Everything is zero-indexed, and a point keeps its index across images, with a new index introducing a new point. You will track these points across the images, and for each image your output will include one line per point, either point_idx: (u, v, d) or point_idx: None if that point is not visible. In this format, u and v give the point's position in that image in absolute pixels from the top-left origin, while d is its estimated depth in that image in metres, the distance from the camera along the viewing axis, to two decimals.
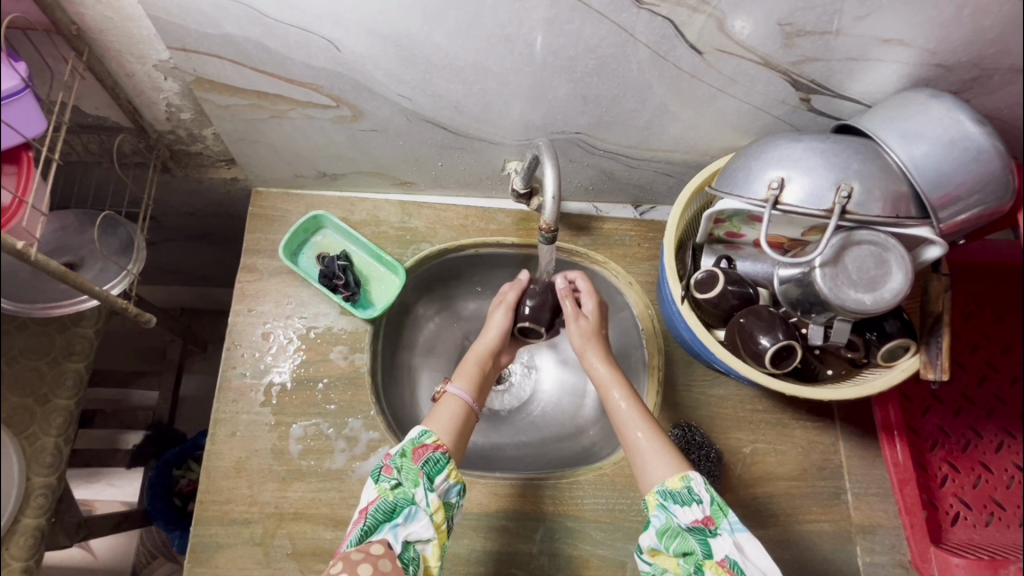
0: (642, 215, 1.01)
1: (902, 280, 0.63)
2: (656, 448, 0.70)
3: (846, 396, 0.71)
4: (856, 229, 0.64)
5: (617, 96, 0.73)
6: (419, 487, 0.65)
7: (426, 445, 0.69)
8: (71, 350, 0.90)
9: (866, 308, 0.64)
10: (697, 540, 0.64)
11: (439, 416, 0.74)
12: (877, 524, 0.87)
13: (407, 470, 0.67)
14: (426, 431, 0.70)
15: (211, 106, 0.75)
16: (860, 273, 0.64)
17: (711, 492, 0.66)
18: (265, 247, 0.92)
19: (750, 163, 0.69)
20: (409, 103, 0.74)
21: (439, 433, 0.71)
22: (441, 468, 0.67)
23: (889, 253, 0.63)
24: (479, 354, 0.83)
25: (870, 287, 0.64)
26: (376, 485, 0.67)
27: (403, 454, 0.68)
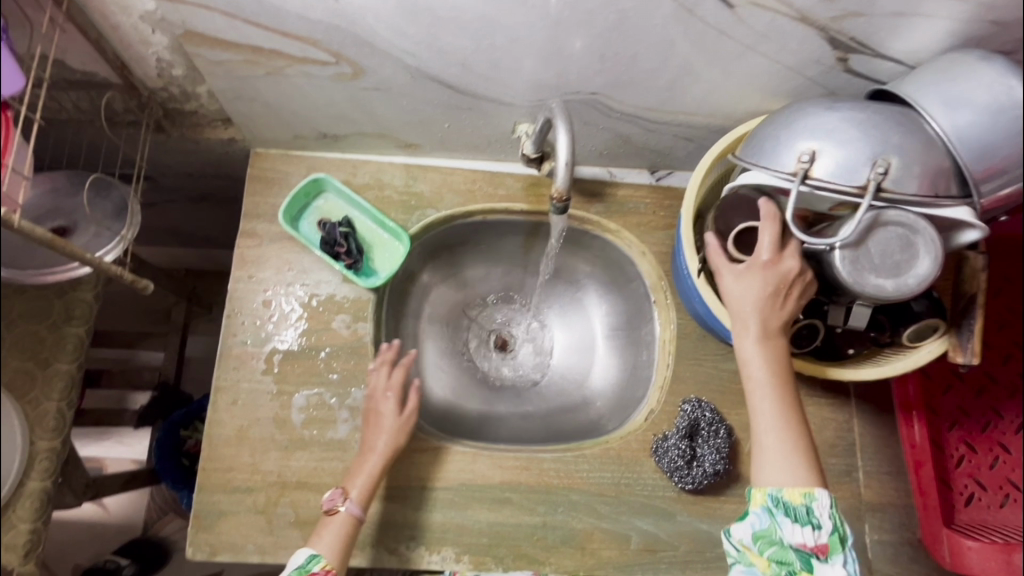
0: (659, 181, 0.97)
1: (930, 266, 0.60)
2: (786, 449, 0.62)
3: (866, 376, 0.69)
4: (887, 208, 0.60)
5: (638, 54, 0.68)
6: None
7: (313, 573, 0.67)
8: (70, 313, 0.88)
9: (890, 293, 0.61)
10: (799, 557, 0.60)
11: (326, 532, 0.72)
12: (889, 502, 0.85)
13: None
14: (314, 554, 0.69)
15: (203, 61, 0.70)
16: (884, 257, 0.61)
17: (833, 519, 0.61)
18: (265, 212, 0.89)
19: (779, 131, 0.64)
20: (414, 60, 0.69)
21: (325, 556, 0.69)
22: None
23: (918, 236, 0.60)
24: (382, 447, 0.76)
25: (893, 271, 0.61)
26: None
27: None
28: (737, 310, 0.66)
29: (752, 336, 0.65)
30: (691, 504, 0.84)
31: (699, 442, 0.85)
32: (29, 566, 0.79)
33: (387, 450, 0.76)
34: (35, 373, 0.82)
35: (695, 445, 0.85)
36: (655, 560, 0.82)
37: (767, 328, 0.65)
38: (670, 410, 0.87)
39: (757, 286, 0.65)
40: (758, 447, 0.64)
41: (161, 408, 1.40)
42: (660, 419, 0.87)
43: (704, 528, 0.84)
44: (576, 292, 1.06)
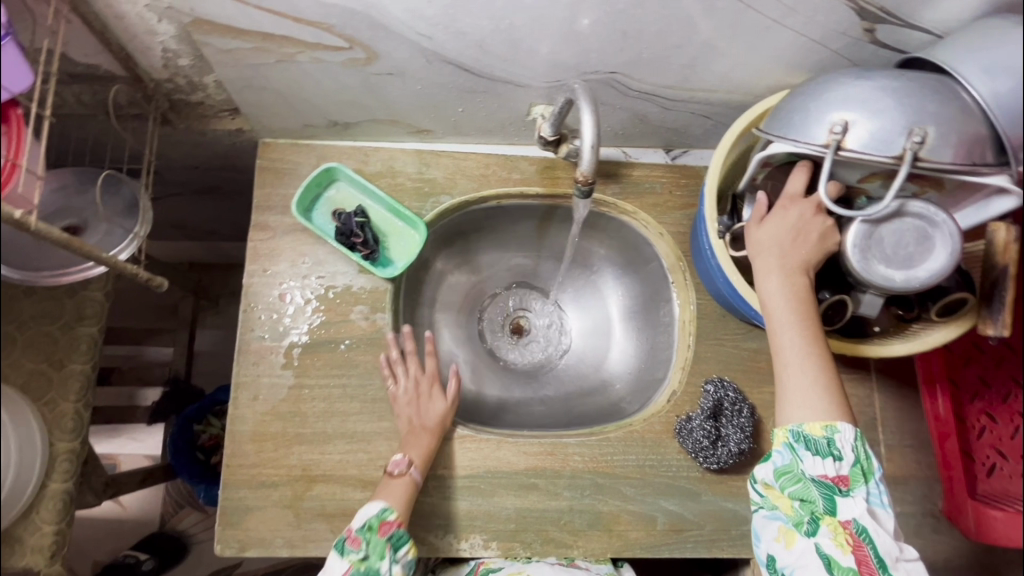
0: (674, 160, 0.96)
1: (944, 263, 0.60)
2: (808, 381, 0.62)
3: (896, 353, 0.69)
4: (911, 202, 0.60)
5: (661, 30, 0.66)
6: (384, 560, 0.69)
7: (388, 522, 0.71)
8: (82, 314, 0.87)
9: (898, 286, 0.62)
10: (822, 493, 0.61)
11: (390, 489, 0.74)
12: (911, 475, 0.87)
13: (373, 544, 0.69)
14: (388, 506, 0.72)
15: (212, 50, 0.68)
16: (897, 249, 0.61)
17: (855, 451, 0.61)
18: (277, 204, 0.87)
19: (809, 103, 0.63)
20: (429, 43, 0.67)
21: (397, 508, 0.72)
22: (404, 543, 0.71)
23: (935, 230, 0.60)
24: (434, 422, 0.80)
25: (905, 264, 0.61)
26: (342, 557, 0.69)
27: (368, 528, 0.70)
28: (759, 247, 0.67)
29: (774, 270, 0.65)
30: (715, 484, 0.84)
31: (723, 422, 0.84)
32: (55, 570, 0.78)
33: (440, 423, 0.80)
34: (50, 376, 0.82)
35: (719, 425, 0.84)
36: (682, 540, 0.83)
37: (788, 261, 0.65)
38: (693, 391, 0.87)
39: (779, 221, 0.66)
40: (780, 382, 0.64)
41: (172, 403, 1.39)
42: (683, 400, 0.86)
43: (729, 506, 0.84)
44: (591, 274, 1.06)
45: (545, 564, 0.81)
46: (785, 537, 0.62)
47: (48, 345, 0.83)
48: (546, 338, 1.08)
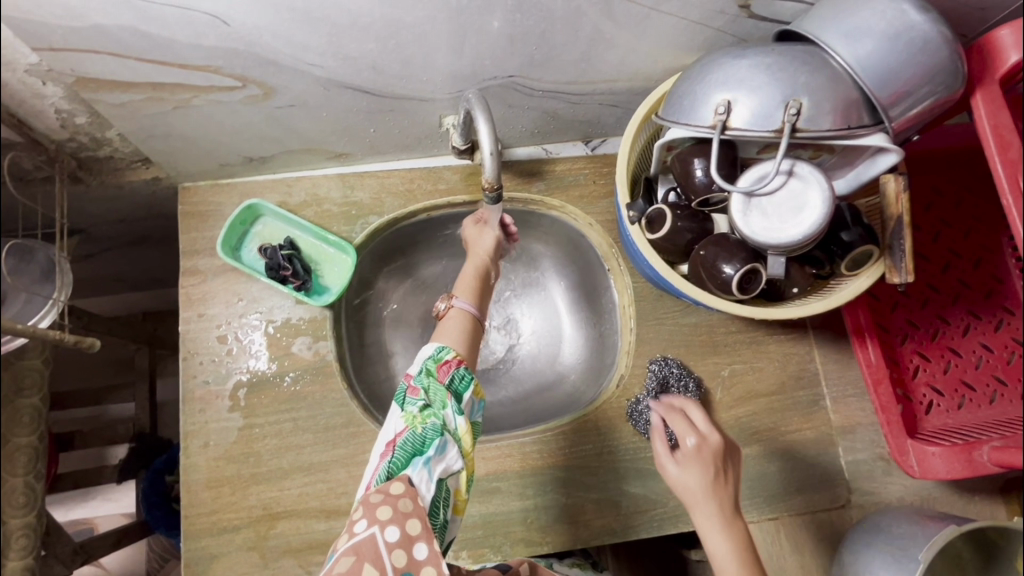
0: (594, 151, 0.97)
1: (821, 216, 0.61)
2: None
3: (814, 311, 0.70)
4: (790, 160, 0.62)
5: (545, 31, 0.67)
6: (447, 408, 0.64)
7: (448, 362, 0.68)
8: (22, 385, 0.84)
9: (783, 242, 0.62)
10: None
11: (446, 331, 0.74)
12: (857, 424, 0.90)
13: (434, 390, 0.65)
14: (443, 346, 0.69)
15: (106, 105, 0.67)
16: (776, 207, 0.62)
17: None
18: (204, 247, 0.87)
19: (694, 87, 0.65)
20: (322, 70, 0.67)
21: (454, 347, 0.70)
22: (467, 385, 0.67)
23: (812, 190, 0.61)
24: (474, 265, 0.83)
25: (785, 220, 0.62)
26: (401, 414, 0.64)
27: (428, 373, 0.67)
28: (692, 499, 0.66)
29: (715, 526, 0.64)
30: None
31: None
32: None
33: (481, 257, 0.83)
34: None
35: None
36: (647, 520, 0.85)
37: (726, 512, 0.64)
38: (639, 373, 0.89)
39: (699, 465, 0.67)
40: None
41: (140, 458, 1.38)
42: (631, 382, 0.89)
43: None
44: (534, 271, 1.07)
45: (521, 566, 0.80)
46: None
47: None
48: (499, 341, 1.06)
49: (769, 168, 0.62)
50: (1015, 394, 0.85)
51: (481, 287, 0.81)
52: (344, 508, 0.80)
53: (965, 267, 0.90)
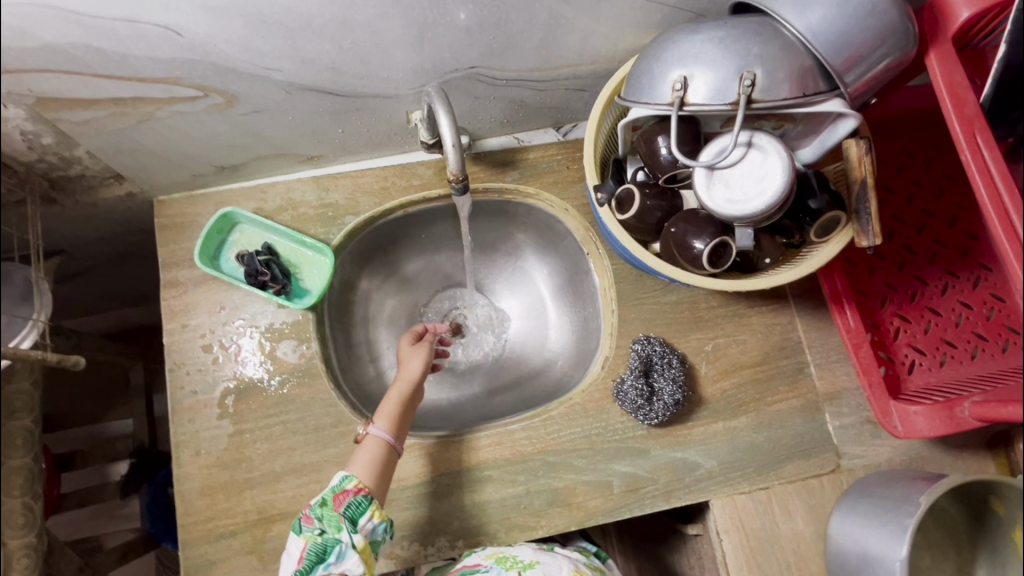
0: (566, 136, 0.97)
1: (783, 183, 0.61)
2: None
3: (787, 279, 0.71)
4: (749, 131, 0.62)
5: (501, 19, 0.67)
6: (341, 531, 0.70)
7: (347, 490, 0.72)
8: (12, 409, 0.85)
9: (748, 212, 0.62)
10: None
11: (360, 459, 0.76)
12: (842, 389, 0.91)
13: (328, 517, 0.71)
14: (347, 474, 0.74)
15: (70, 123, 0.68)
16: (739, 180, 0.63)
17: None
18: (183, 258, 0.87)
19: (651, 66, 0.65)
20: (282, 75, 0.68)
21: (359, 476, 0.74)
22: (362, 510, 0.71)
23: (771, 160, 0.62)
24: (400, 388, 0.83)
25: (748, 191, 0.62)
26: (299, 536, 0.70)
27: (323, 503, 0.72)
28: None
29: None
30: (661, 437, 0.88)
31: (656, 377, 0.88)
32: None
33: (405, 380, 0.83)
34: None
35: (652, 381, 0.87)
36: (640, 497, 0.86)
37: None
38: (623, 354, 0.90)
39: None
40: None
41: (141, 474, 1.39)
42: (616, 363, 0.89)
43: (678, 455, 0.87)
44: (516, 260, 1.08)
45: (524, 547, 0.79)
46: None
47: None
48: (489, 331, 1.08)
49: (728, 141, 0.63)
50: (996, 348, 0.84)
51: (403, 406, 0.81)
52: None
53: (940, 227, 0.90)
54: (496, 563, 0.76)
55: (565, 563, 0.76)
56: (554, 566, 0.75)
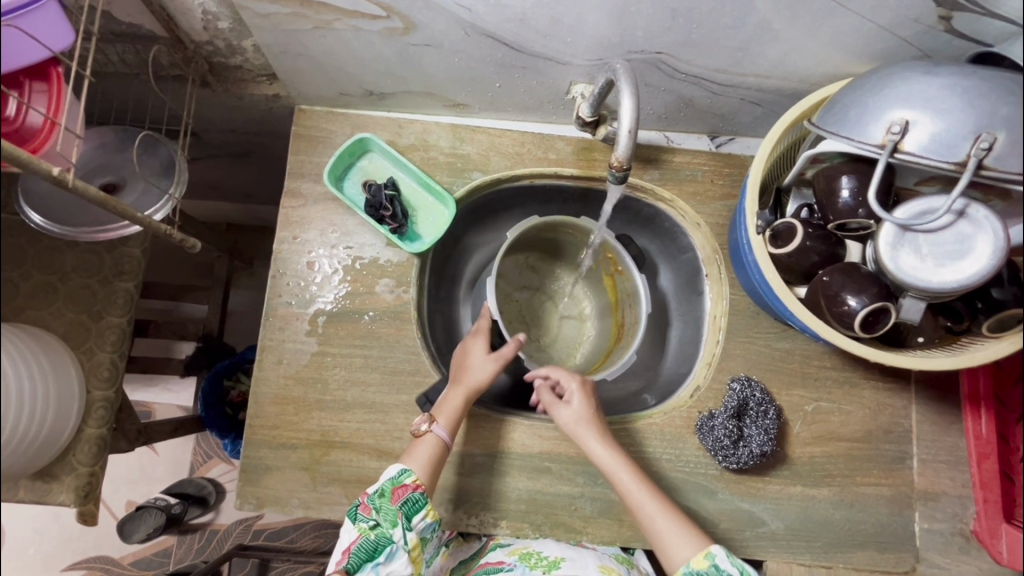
0: (718, 147, 0.91)
1: (986, 268, 0.54)
2: (676, 528, 0.72)
3: (938, 366, 0.64)
4: (964, 202, 0.54)
5: (714, 10, 0.62)
6: (396, 527, 0.69)
7: (405, 484, 0.71)
8: (120, 269, 0.92)
9: (931, 288, 0.57)
10: None
11: (415, 453, 0.74)
12: (941, 492, 0.84)
13: (386, 510, 0.70)
14: (404, 468, 0.72)
15: (251, 14, 0.67)
16: (932, 247, 0.56)
17: (738, 564, 0.68)
18: (309, 171, 0.87)
19: (866, 98, 0.59)
20: (469, 14, 0.65)
21: (417, 471, 0.72)
22: (418, 508, 0.70)
23: (976, 235, 0.55)
24: (467, 389, 0.78)
25: (940, 264, 0.56)
26: (355, 525, 0.69)
27: (382, 494, 0.71)
28: None
29: None
30: (733, 483, 0.83)
31: (747, 422, 0.82)
32: (89, 508, 0.87)
33: (472, 386, 0.79)
34: (89, 326, 0.89)
35: (742, 425, 0.82)
36: None
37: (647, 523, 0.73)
38: (718, 388, 0.85)
39: None
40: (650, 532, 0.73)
41: (206, 358, 1.43)
42: (707, 396, 0.85)
43: (745, 506, 0.82)
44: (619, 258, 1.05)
45: (550, 541, 0.82)
46: None
47: (87, 296, 0.89)
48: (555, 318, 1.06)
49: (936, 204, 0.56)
50: None
51: (465, 407, 0.78)
52: (397, 451, 0.82)
53: None
54: (520, 560, 0.80)
55: (591, 560, 0.80)
56: (580, 563, 0.79)
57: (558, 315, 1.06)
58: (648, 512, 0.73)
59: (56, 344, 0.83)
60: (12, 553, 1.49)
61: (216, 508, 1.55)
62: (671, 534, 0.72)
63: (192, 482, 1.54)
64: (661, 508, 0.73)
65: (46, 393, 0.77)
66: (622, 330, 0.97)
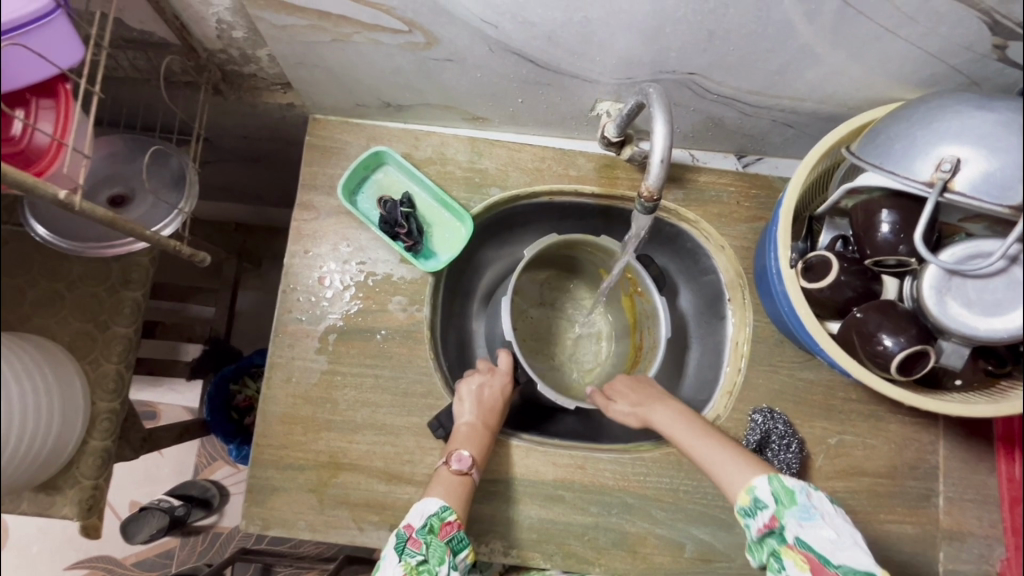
0: (745, 167, 0.88)
1: None
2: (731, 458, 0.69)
3: (978, 412, 0.61)
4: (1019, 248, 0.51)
5: (753, 33, 0.59)
6: (443, 564, 0.68)
7: (451, 522, 0.70)
8: (128, 277, 0.88)
9: (976, 334, 0.55)
10: (775, 538, 0.64)
11: (437, 484, 0.73)
12: (968, 532, 0.81)
13: (434, 547, 0.68)
14: (447, 504, 0.71)
15: (268, 26, 0.64)
16: (981, 293, 0.54)
17: (774, 491, 0.63)
18: (323, 183, 0.84)
19: (914, 130, 0.56)
20: (495, 31, 0.62)
21: (456, 506, 0.71)
22: (463, 546, 0.70)
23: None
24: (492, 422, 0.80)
25: (988, 312, 0.54)
26: (399, 560, 0.67)
27: (430, 530, 0.69)
28: None
29: None
30: None
31: (768, 456, 0.80)
32: (94, 522, 0.84)
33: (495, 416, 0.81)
34: (96, 336, 0.85)
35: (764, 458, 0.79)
36: (710, 570, 0.80)
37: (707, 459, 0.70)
38: (739, 419, 0.82)
39: None
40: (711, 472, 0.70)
41: (212, 361, 1.41)
42: (727, 426, 0.82)
43: None
44: None
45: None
46: (796, 560, 0.62)
47: (94, 305, 0.85)
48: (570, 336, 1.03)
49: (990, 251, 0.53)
50: None
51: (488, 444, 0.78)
52: (406, 475, 0.80)
53: None
54: None
55: None
56: None
57: (576, 330, 1.03)
58: (704, 449, 0.71)
59: (60, 355, 0.79)
60: (15, 551, 1.48)
61: (220, 511, 1.53)
62: (729, 466, 0.68)
63: (196, 484, 1.53)
64: (718, 446, 0.71)
65: (49, 407, 0.74)
66: (640, 352, 0.94)
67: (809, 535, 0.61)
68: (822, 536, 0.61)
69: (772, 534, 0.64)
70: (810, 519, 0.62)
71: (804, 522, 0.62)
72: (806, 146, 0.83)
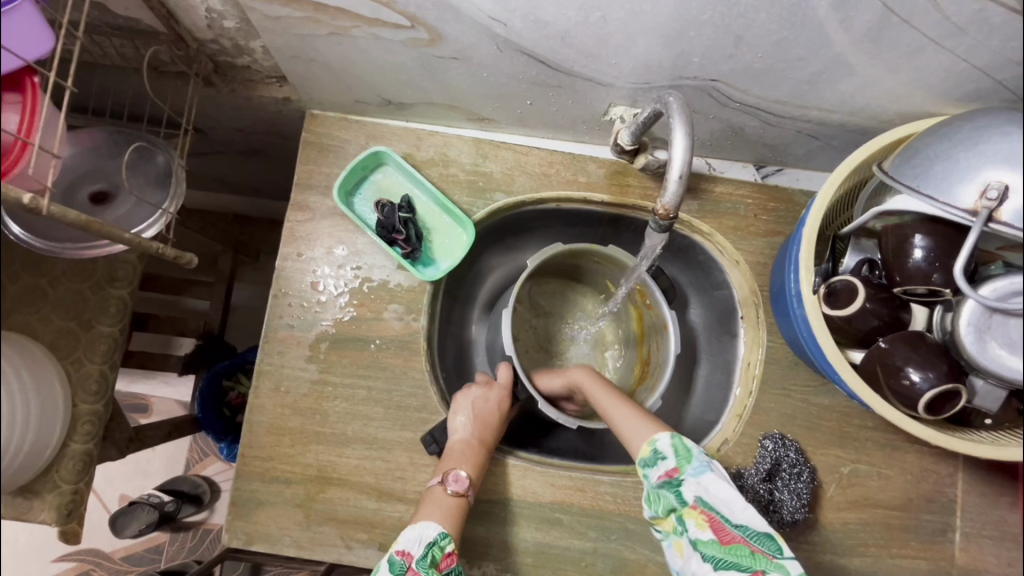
0: (764, 178, 0.84)
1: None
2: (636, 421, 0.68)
3: (1012, 456, 0.57)
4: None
5: (783, 39, 0.54)
6: None
7: (450, 553, 0.65)
8: (113, 275, 0.84)
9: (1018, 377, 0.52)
10: (673, 494, 0.60)
11: (426, 507, 0.69)
12: (984, 570, 0.77)
13: None
14: (446, 531, 0.66)
15: (260, 16, 0.60)
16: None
17: (675, 445, 0.62)
18: (318, 182, 0.80)
19: (955, 153, 0.51)
20: (503, 29, 0.57)
21: (454, 532, 0.67)
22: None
23: None
24: (490, 435, 0.77)
25: None
26: None
27: (430, 560, 0.64)
28: None
29: None
30: None
31: (778, 485, 0.76)
32: (73, 527, 0.77)
33: (489, 424, 0.78)
34: (79, 335, 0.80)
35: (774, 488, 0.75)
36: None
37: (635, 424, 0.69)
38: (748, 444, 0.78)
39: None
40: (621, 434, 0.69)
41: (204, 357, 1.37)
42: (735, 451, 0.78)
43: None
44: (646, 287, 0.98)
45: None
46: (698, 521, 0.58)
47: (77, 302, 0.80)
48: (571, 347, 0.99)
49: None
50: None
51: (484, 461, 0.75)
52: (397, 493, 0.76)
53: None
54: None
55: None
56: None
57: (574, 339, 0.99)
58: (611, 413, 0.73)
59: (42, 353, 0.73)
60: None
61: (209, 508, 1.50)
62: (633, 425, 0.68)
63: (186, 479, 1.50)
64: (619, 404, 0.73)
65: (25, 409, 0.65)
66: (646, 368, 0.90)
67: (711, 491, 0.58)
68: (720, 491, 0.58)
69: (670, 486, 0.61)
70: (706, 474, 0.59)
71: (699, 479, 0.59)
72: (830, 157, 0.78)
